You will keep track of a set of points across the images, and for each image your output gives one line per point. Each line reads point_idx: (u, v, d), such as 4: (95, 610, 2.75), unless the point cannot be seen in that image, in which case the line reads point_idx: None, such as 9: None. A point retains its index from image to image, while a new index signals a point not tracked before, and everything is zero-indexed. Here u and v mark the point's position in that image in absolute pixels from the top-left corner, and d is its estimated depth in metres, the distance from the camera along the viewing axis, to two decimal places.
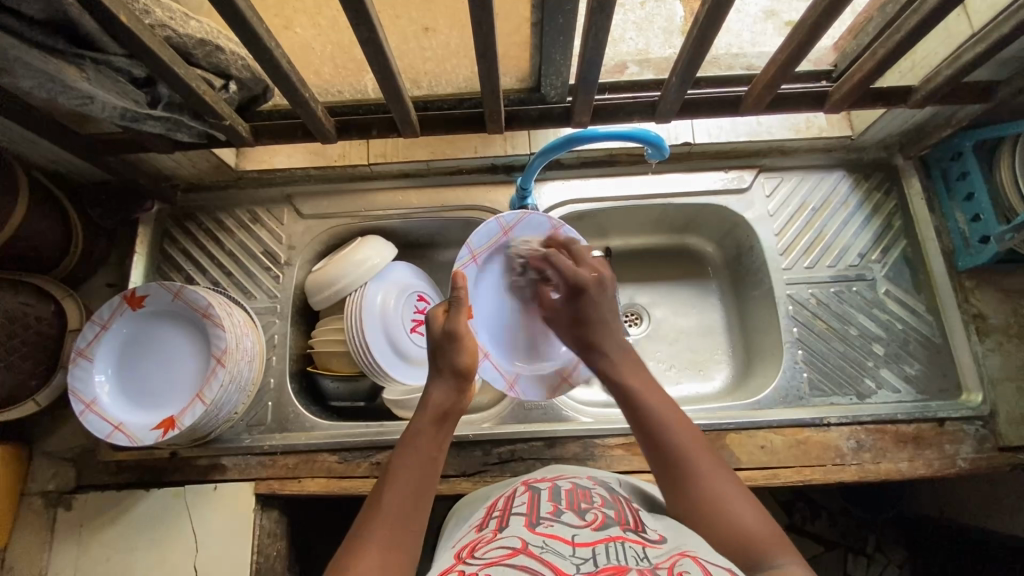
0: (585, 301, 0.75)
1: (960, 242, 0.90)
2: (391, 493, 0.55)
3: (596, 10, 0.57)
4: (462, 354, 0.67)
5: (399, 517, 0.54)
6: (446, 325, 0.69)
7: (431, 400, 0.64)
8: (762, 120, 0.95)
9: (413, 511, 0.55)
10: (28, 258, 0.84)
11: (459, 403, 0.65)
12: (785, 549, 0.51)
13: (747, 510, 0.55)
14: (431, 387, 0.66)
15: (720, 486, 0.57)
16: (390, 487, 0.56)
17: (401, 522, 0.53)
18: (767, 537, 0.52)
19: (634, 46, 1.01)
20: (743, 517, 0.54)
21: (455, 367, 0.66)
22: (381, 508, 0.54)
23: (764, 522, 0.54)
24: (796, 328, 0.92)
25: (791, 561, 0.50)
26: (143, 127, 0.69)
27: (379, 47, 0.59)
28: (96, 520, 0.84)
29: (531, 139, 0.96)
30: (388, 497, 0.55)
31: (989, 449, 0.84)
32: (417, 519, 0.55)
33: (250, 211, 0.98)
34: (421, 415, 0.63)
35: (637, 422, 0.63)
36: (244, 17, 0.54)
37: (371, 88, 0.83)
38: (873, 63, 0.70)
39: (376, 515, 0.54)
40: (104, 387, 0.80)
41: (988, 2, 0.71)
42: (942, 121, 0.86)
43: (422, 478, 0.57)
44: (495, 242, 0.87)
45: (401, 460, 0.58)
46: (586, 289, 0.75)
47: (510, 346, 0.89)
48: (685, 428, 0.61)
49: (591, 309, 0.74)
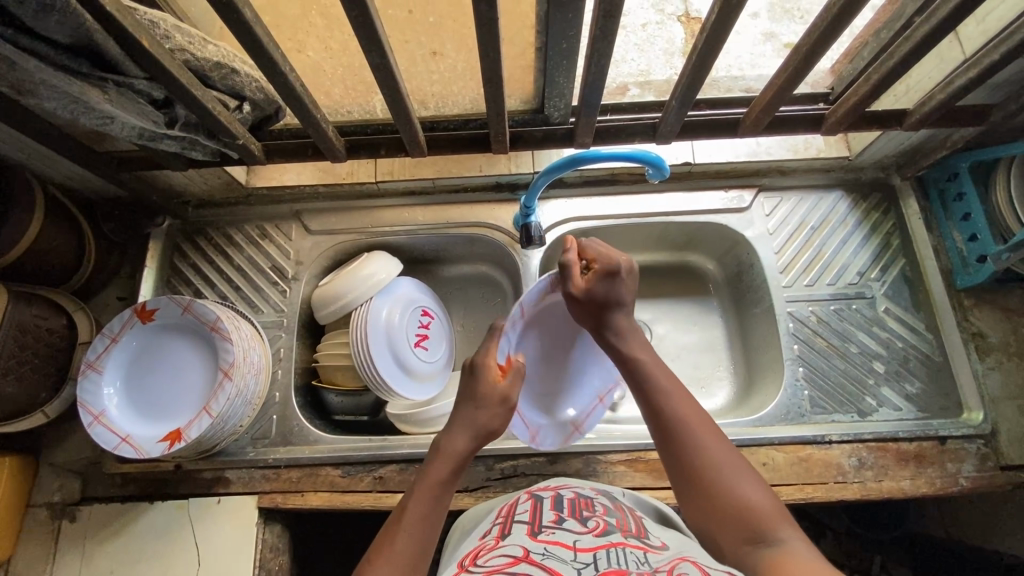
0: (615, 288, 0.70)
1: (958, 261, 0.92)
2: (402, 533, 0.56)
3: (599, 37, 0.60)
4: (491, 418, 0.66)
5: (409, 561, 0.54)
6: (506, 391, 0.68)
7: (450, 446, 0.63)
8: (761, 141, 0.97)
9: (422, 554, 0.55)
10: (42, 271, 0.86)
11: (476, 455, 0.64)
12: (786, 520, 0.54)
13: (754, 490, 0.56)
14: (449, 431, 0.65)
15: (722, 460, 0.58)
16: (404, 529, 0.56)
17: (407, 564, 0.54)
18: (772, 513, 0.54)
19: (635, 67, 1.03)
20: (744, 487, 0.56)
21: (482, 431, 0.66)
22: (393, 551, 0.55)
23: (770, 499, 0.56)
24: (797, 346, 0.92)
25: (792, 533, 0.52)
26: (160, 145, 0.71)
27: (390, 71, 0.62)
28: (99, 533, 0.85)
29: (535, 158, 0.99)
30: (399, 540, 0.56)
31: (992, 467, 0.84)
32: (423, 561, 0.55)
33: (260, 226, 1.00)
34: (439, 460, 0.62)
35: (644, 402, 0.65)
36: (261, 42, 0.56)
37: (380, 108, 0.86)
38: (867, 88, 0.72)
39: (385, 556, 0.54)
40: (113, 400, 0.81)
41: (979, 29, 0.73)
42: (937, 142, 0.88)
43: (430, 526, 0.58)
44: (543, 299, 0.80)
45: (418, 503, 0.59)
46: (615, 274, 0.71)
47: (548, 394, 0.86)
48: (690, 404, 0.63)
49: (620, 294, 0.71)
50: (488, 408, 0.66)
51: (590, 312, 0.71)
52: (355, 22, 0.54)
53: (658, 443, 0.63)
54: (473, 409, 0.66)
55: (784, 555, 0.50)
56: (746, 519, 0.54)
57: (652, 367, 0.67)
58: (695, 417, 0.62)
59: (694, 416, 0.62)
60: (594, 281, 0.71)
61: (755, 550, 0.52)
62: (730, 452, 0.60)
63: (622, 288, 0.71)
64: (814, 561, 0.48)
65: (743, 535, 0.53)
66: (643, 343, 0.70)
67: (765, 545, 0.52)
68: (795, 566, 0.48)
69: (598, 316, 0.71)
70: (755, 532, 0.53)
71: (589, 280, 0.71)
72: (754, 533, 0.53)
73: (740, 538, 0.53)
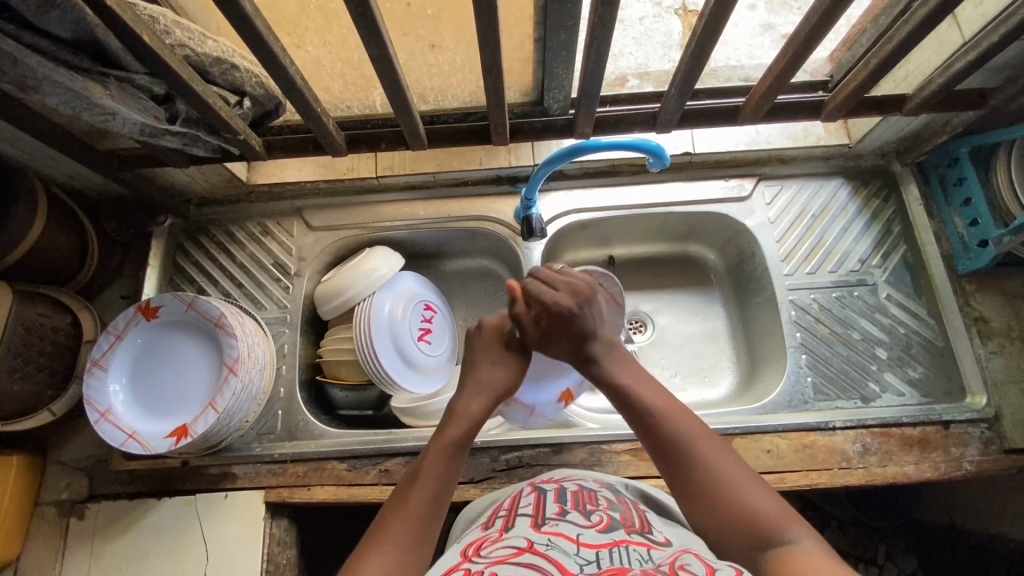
0: (579, 317, 0.70)
1: (960, 247, 0.91)
2: (416, 492, 0.58)
3: (597, 25, 0.60)
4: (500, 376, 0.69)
5: (423, 517, 0.57)
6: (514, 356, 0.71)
7: (468, 413, 0.66)
8: (761, 129, 0.97)
9: (434, 513, 0.58)
10: (46, 271, 0.86)
11: (490, 417, 0.66)
12: (791, 519, 0.54)
13: (761, 496, 0.56)
14: (464, 396, 0.67)
15: (729, 472, 0.58)
16: (417, 489, 0.58)
17: (421, 521, 0.56)
18: (780, 515, 0.54)
19: (633, 61, 1.03)
20: (753, 496, 0.56)
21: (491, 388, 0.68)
22: (406, 507, 0.57)
23: (778, 504, 0.55)
24: (799, 334, 0.93)
25: (801, 533, 0.52)
26: (161, 142, 0.71)
27: (389, 62, 0.61)
28: (107, 530, 0.85)
29: (535, 149, 0.98)
30: (414, 497, 0.58)
31: (995, 452, 0.84)
32: (435, 519, 0.58)
33: (261, 223, 1.01)
34: (455, 424, 0.65)
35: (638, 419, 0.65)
36: (260, 34, 0.56)
37: (379, 103, 0.87)
38: (867, 73, 0.72)
39: (397, 514, 0.56)
40: (119, 396, 0.82)
41: (977, 12, 0.73)
42: (938, 127, 0.88)
43: (444, 485, 0.60)
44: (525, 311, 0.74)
45: (431, 466, 0.60)
46: (569, 310, 0.70)
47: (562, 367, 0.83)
48: (682, 414, 0.64)
49: (588, 323, 0.70)
50: (501, 366, 0.70)
51: (563, 349, 0.71)
52: (355, 13, 0.54)
53: (657, 460, 0.63)
54: (487, 367, 0.70)
55: (794, 553, 0.50)
56: (755, 526, 0.54)
57: (639, 385, 0.67)
58: (694, 431, 0.62)
59: (693, 429, 0.62)
60: (551, 321, 0.70)
61: (763, 552, 0.52)
62: (734, 462, 0.59)
63: (585, 318, 0.71)
64: (820, 558, 0.48)
65: (751, 543, 0.53)
66: (628, 367, 0.69)
67: (773, 545, 0.52)
68: (801, 561, 0.48)
69: (574, 350, 0.70)
70: (766, 538, 0.53)
71: (544, 321, 0.70)
72: (762, 539, 0.53)
73: (749, 546, 0.53)
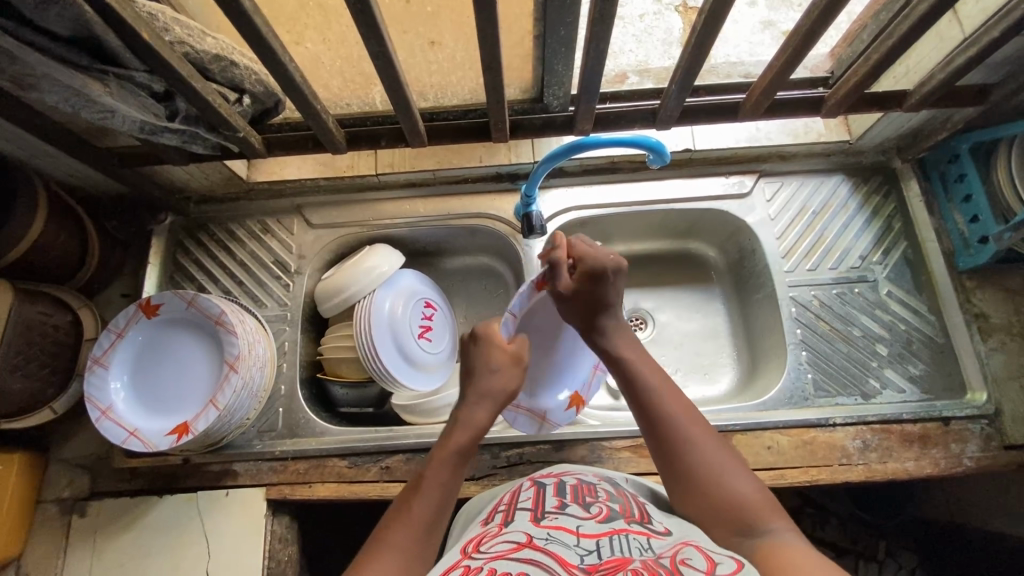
0: (603, 289, 0.68)
1: (960, 243, 0.91)
2: (419, 499, 0.58)
3: (597, 21, 0.60)
4: (502, 381, 0.67)
5: (426, 524, 0.57)
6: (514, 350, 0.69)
7: (472, 419, 0.65)
8: (761, 126, 0.97)
9: (437, 521, 0.58)
10: (47, 269, 0.86)
11: (494, 422, 0.66)
12: (776, 513, 0.55)
13: (746, 483, 0.57)
14: (467, 402, 0.66)
15: (716, 457, 0.59)
16: (421, 496, 0.58)
17: (425, 528, 0.56)
18: (762, 505, 0.55)
19: (633, 58, 1.03)
20: (739, 483, 0.57)
21: (492, 391, 0.66)
22: (409, 514, 0.57)
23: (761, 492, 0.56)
24: (799, 330, 0.93)
25: (782, 524, 0.53)
26: (161, 139, 0.71)
27: (388, 60, 0.61)
28: (109, 527, 0.86)
29: (535, 147, 0.99)
30: (417, 504, 0.58)
31: (995, 448, 0.84)
32: (439, 525, 0.58)
33: (262, 221, 1.01)
34: (459, 430, 0.64)
35: (633, 396, 0.65)
36: (259, 31, 0.56)
37: (379, 100, 0.86)
38: (867, 68, 0.72)
39: (401, 521, 0.57)
40: (121, 395, 0.82)
41: (977, 7, 0.73)
42: (938, 124, 0.87)
43: (448, 491, 0.60)
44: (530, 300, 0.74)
45: (434, 473, 0.60)
46: (601, 276, 0.68)
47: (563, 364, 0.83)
48: (676, 395, 0.64)
49: (609, 295, 0.69)
50: (503, 372, 0.67)
51: (577, 311, 0.70)
52: (354, 10, 0.54)
53: (648, 439, 0.63)
54: (488, 376, 0.67)
55: (777, 544, 0.51)
56: (737, 513, 0.55)
57: (637, 362, 0.67)
58: (686, 414, 0.63)
59: (686, 411, 0.63)
60: (581, 281, 0.69)
61: (746, 541, 0.53)
62: (722, 449, 0.60)
63: (612, 288, 0.69)
64: (800, 550, 0.49)
65: (732, 528, 0.54)
66: (631, 343, 0.70)
67: (757, 535, 0.53)
68: (793, 553, 0.49)
69: (587, 316, 0.69)
70: (748, 524, 0.54)
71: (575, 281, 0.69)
72: (742, 526, 0.54)
73: (730, 530, 0.54)
